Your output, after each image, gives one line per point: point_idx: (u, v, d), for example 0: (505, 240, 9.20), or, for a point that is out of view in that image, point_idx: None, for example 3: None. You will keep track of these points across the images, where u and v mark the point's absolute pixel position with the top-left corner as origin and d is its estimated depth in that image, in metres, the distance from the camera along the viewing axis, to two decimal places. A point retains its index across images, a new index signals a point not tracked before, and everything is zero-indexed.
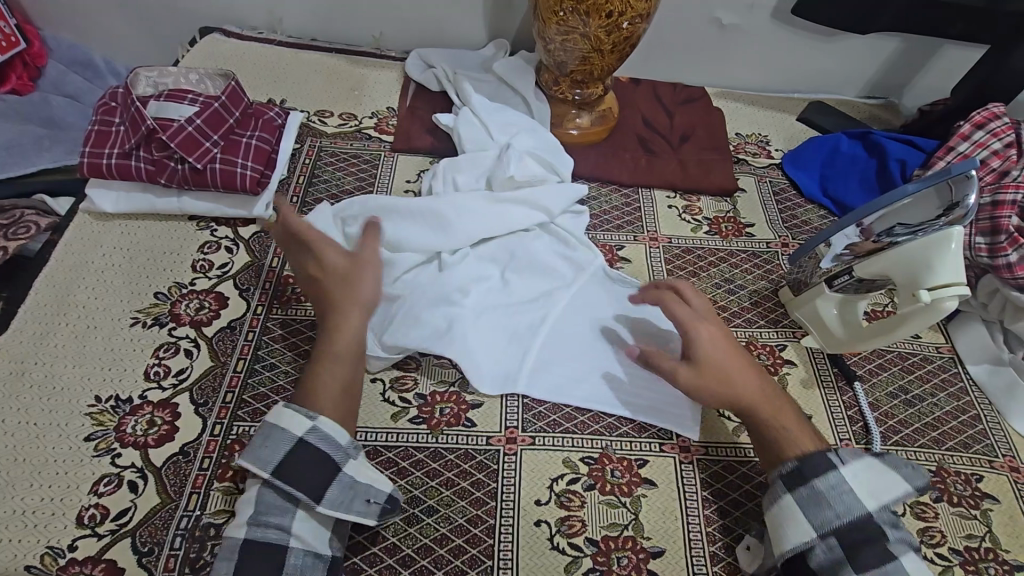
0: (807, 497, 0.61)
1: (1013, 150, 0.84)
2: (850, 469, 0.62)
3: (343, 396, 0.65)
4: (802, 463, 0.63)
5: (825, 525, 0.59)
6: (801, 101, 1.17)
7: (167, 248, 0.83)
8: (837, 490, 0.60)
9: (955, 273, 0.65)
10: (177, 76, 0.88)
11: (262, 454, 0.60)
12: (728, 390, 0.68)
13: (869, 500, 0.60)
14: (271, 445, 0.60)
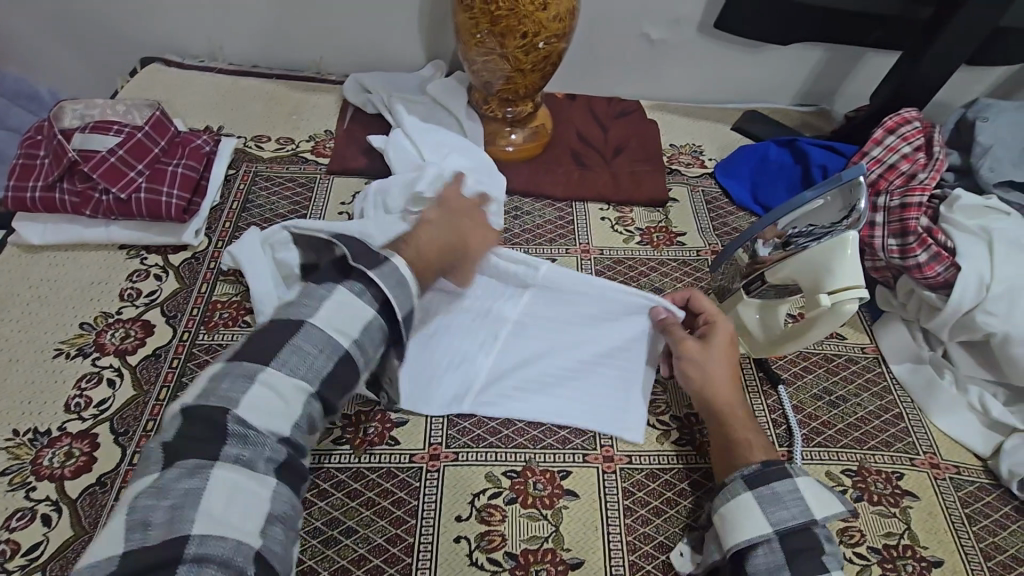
0: (766, 496, 0.61)
1: (921, 153, 0.90)
2: (805, 478, 0.62)
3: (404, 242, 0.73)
4: (765, 469, 0.62)
5: (779, 525, 0.59)
6: (734, 110, 1.19)
7: (96, 278, 0.83)
8: (793, 493, 0.61)
9: (854, 276, 0.68)
10: (103, 108, 0.90)
11: (395, 296, 0.62)
12: (722, 380, 0.70)
13: (816, 509, 0.60)
14: (400, 292, 0.63)
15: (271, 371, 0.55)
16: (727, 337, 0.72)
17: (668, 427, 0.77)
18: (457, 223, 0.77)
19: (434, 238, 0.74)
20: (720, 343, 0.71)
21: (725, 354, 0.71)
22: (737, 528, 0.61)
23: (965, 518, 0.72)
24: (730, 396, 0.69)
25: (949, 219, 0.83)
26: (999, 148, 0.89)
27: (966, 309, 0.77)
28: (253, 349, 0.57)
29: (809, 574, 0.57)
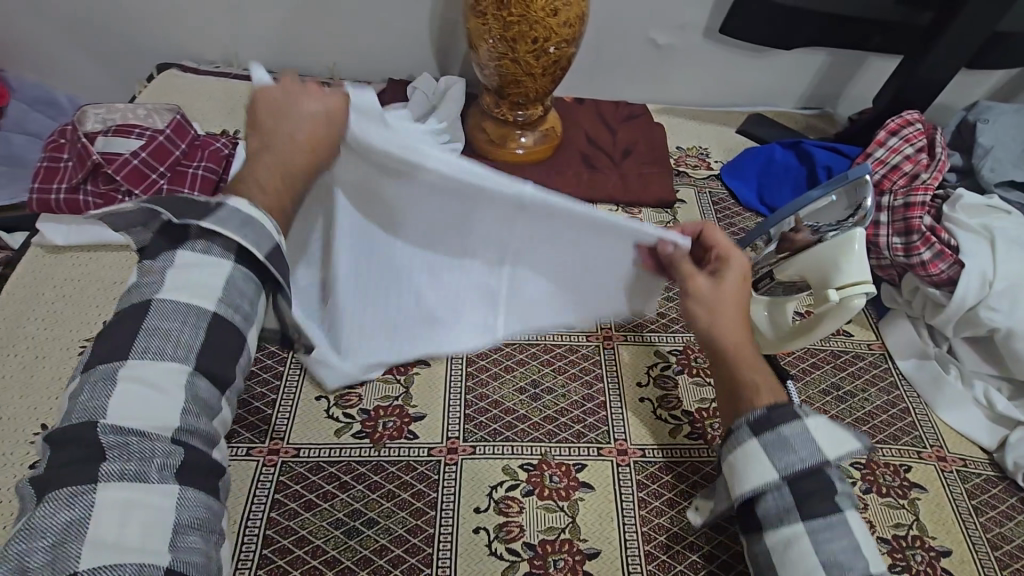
0: (772, 441, 0.54)
1: (923, 154, 0.92)
2: (817, 419, 0.55)
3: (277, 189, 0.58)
4: (771, 412, 0.56)
5: (786, 470, 0.53)
6: (739, 113, 1.22)
7: (119, 278, 0.85)
8: (803, 436, 0.54)
9: (861, 272, 0.69)
10: (125, 112, 0.92)
11: (245, 236, 0.51)
12: (728, 324, 0.64)
13: (828, 449, 0.53)
14: (254, 228, 0.51)
15: (132, 363, 0.45)
16: (742, 274, 0.66)
17: (680, 421, 0.78)
18: (268, 129, 0.59)
19: (262, 159, 0.58)
20: (733, 285, 0.65)
21: (736, 299, 0.65)
22: (745, 475, 0.55)
23: (972, 509, 0.74)
24: (742, 339, 0.63)
25: (952, 218, 0.85)
26: (999, 148, 0.91)
27: (970, 304, 0.79)
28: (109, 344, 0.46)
29: (821, 516, 0.51)
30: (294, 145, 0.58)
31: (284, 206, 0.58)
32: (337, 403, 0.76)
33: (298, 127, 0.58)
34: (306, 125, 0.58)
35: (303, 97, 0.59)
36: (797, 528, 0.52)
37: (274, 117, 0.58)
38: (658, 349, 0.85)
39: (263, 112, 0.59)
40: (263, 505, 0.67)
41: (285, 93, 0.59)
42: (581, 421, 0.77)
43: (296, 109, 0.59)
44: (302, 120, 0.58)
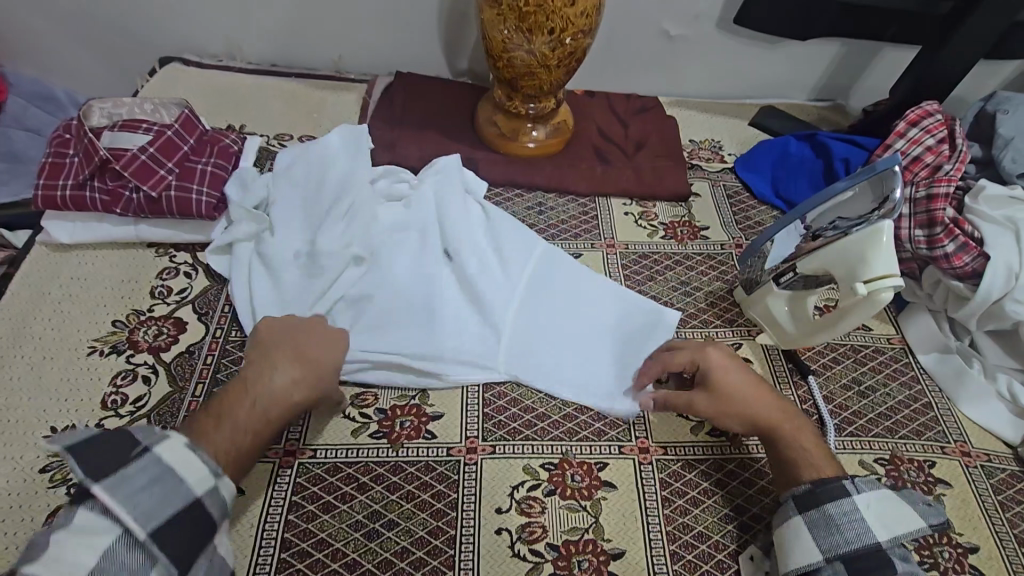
0: (819, 520, 0.60)
1: (944, 145, 0.91)
2: (864, 497, 0.60)
3: (294, 366, 0.65)
4: (816, 489, 0.62)
5: (833, 549, 0.58)
6: (750, 105, 1.21)
7: (126, 276, 0.83)
8: (847, 516, 0.59)
9: (888, 265, 0.69)
10: (132, 107, 0.90)
11: (143, 506, 0.52)
12: (741, 418, 0.68)
13: (881, 532, 0.59)
14: (162, 491, 0.53)
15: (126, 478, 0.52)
16: (740, 373, 0.70)
17: (702, 418, 0.77)
18: (247, 389, 0.63)
19: (233, 408, 0.61)
20: (737, 379, 0.69)
21: (751, 388, 0.69)
22: (794, 550, 0.60)
23: (998, 505, 0.73)
24: (776, 421, 0.68)
25: (975, 210, 0.84)
26: (1020, 139, 0.90)
27: (995, 298, 0.78)
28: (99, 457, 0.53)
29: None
30: (271, 404, 0.63)
31: (258, 438, 0.62)
32: (353, 402, 0.75)
33: (276, 383, 0.64)
34: (274, 386, 0.63)
35: (297, 354, 0.66)
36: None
37: (271, 352, 0.66)
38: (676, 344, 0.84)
39: (244, 373, 0.65)
40: (280, 508, 0.66)
41: (279, 341, 0.67)
42: (602, 419, 0.76)
43: (301, 354, 0.67)
44: (261, 434, 0.62)
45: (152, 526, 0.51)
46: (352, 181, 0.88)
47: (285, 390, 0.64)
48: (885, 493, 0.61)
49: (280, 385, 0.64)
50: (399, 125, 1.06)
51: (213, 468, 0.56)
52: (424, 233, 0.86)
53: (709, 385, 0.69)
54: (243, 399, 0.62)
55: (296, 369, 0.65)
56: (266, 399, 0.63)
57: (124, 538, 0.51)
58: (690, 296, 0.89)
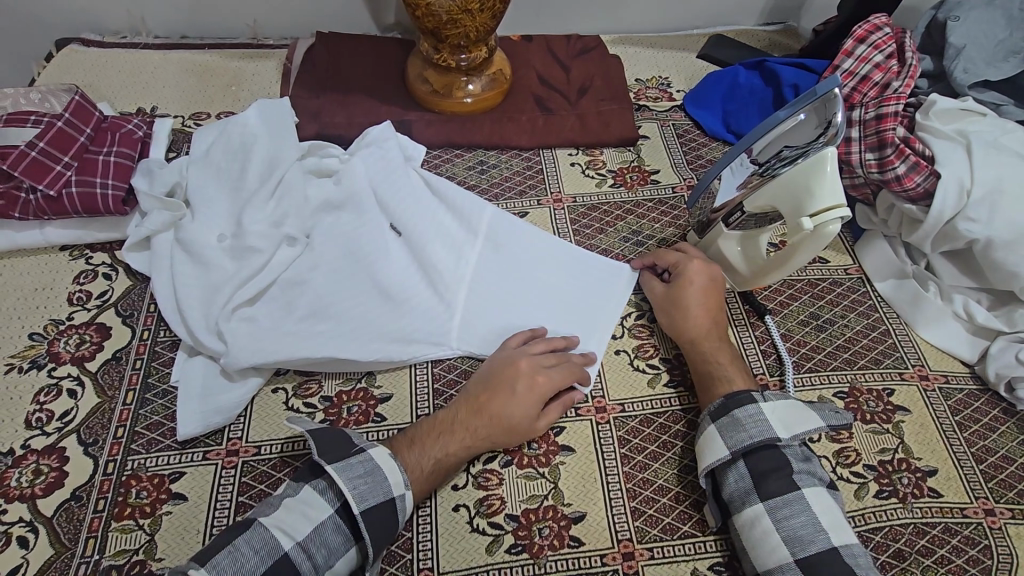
0: (727, 423, 0.63)
1: (893, 60, 0.87)
2: (770, 404, 0.64)
3: (473, 417, 0.65)
4: (726, 400, 0.65)
5: (737, 446, 0.62)
6: (698, 36, 1.14)
7: (39, 284, 0.77)
8: (754, 417, 0.63)
9: (835, 195, 0.65)
10: (16, 98, 0.83)
11: (358, 489, 0.58)
12: (675, 325, 0.74)
13: (780, 428, 0.62)
14: (371, 484, 0.58)
15: (330, 468, 0.58)
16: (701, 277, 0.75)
17: (658, 369, 0.75)
18: (485, 411, 0.65)
19: (446, 433, 0.64)
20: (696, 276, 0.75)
21: (697, 295, 0.74)
22: (702, 456, 0.64)
23: (956, 425, 0.73)
24: (703, 329, 0.72)
25: (926, 126, 0.81)
26: (971, 47, 0.86)
27: (948, 218, 0.76)
28: (329, 451, 0.59)
29: (780, 494, 0.58)
30: (512, 428, 0.65)
31: (440, 468, 0.63)
32: (295, 393, 0.71)
33: (518, 407, 0.65)
34: (526, 411, 0.66)
35: (527, 382, 0.67)
36: (758, 509, 0.59)
37: (492, 384, 0.67)
38: (630, 298, 0.81)
39: (480, 387, 0.67)
40: (226, 511, 0.63)
41: (530, 371, 0.67)
42: None
43: (513, 397, 0.66)
44: (495, 437, 0.65)
45: (363, 507, 0.57)
46: (278, 157, 0.81)
47: (534, 414, 0.66)
48: (795, 401, 0.65)
49: (525, 407, 0.66)
50: (324, 91, 0.99)
51: (403, 481, 0.60)
52: (362, 208, 0.80)
53: (679, 273, 0.76)
54: (480, 423, 0.65)
55: (529, 392, 0.66)
56: (525, 423, 0.66)
57: (335, 517, 0.57)
58: (642, 245, 0.86)
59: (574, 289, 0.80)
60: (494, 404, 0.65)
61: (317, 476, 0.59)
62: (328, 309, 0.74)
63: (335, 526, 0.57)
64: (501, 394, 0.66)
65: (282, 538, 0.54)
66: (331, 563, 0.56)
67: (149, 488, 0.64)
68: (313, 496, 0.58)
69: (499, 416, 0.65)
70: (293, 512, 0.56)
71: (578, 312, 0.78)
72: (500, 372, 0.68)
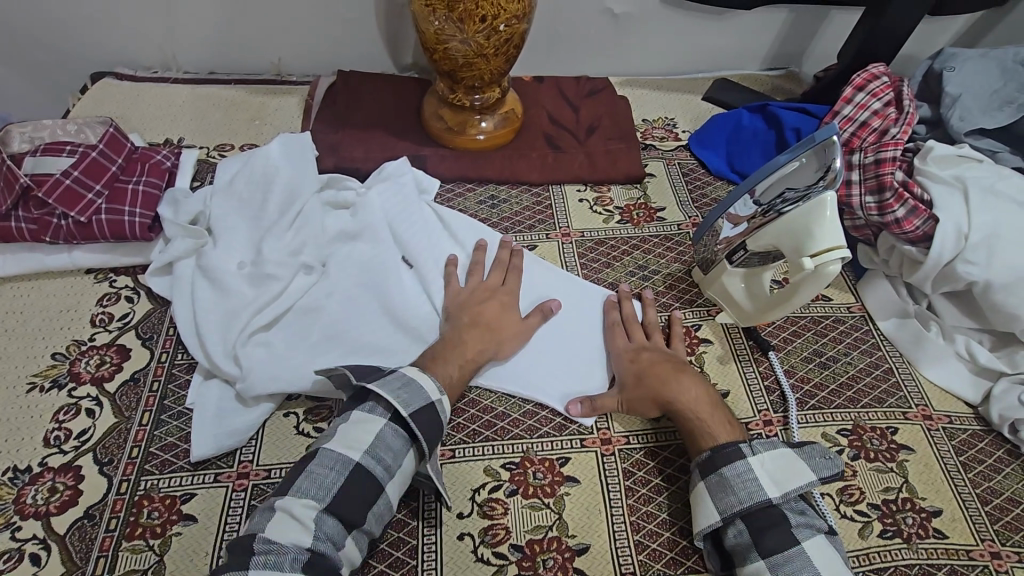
0: (716, 483, 0.63)
1: (891, 108, 0.90)
2: (759, 457, 0.63)
3: (478, 330, 0.75)
4: (715, 454, 0.64)
5: (727, 511, 0.61)
6: (703, 80, 1.19)
7: (64, 305, 0.80)
8: (742, 477, 0.62)
9: (835, 236, 0.68)
10: (54, 129, 0.88)
11: (403, 396, 0.63)
12: (631, 375, 0.73)
13: (771, 488, 0.61)
14: (412, 391, 0.64)
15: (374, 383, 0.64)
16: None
17: None
18: (485, 323, 0.75)
19: (458, 345, 0.73)
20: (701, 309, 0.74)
21: (662, 370, 0.73)
22: (696, 513, 0.64)
23: (959, 466, 0.73)
24: (695, 400, 0.70)
25: (924, 171, 0.83)
26: (967, 96, 0.89)
27: (947, 260, 0.78)
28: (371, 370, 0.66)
29: (779, 551, 0.58)
30: (513, 330, 0.77)
31: (465, 370, 0.72)
32: (306, 418, 0.73)
33: (509, 316, 0.77)
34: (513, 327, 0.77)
35: (507, 298, 0.79)
36: (758, 565, 0.58)
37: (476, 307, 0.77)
38: None
39: (470, 307, 0.77)
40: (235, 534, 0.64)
41: (508, 291, 0.80)
42: (560, 413, 0.75)
43: (503, 310, 0.77)
44: (508, 336, 0.76)
45: (412, 409, 0.63)
46: (297, 190, 0.85)
47: (517, 334, 0.77)
48: (783, 450, 0.64)
49: (515, 314, 0.78)
50: (343, 126, 1.03)
51: (437, 388, 0.66)
52: (376, 239, 0.83)
53: (634, 360, 0.75)
54: (487, 333, 0.75)
55: (512, 296, 0.80)
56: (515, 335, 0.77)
57: (390, 425, 0.62)
58: (648, 279, 0.88)
59: (579, 322, 0.82)
60: (491, 315, 0.76)
61: (363, 400, 0.64)
62: (340, 335, 0.76)
63: (393, 432, 0.62)
64: (485, 308, 0.77)
65: (350, 452, 0.60)
66: (399, 462, 0.62)
67: (160, 509, 0.65)
68: (366, 415, 0.63)
69: (498, 324, 0.76)
70: (353, 428, 0.62)
71: (584, 343, 0.80)
72: (479, 292, 0.79)
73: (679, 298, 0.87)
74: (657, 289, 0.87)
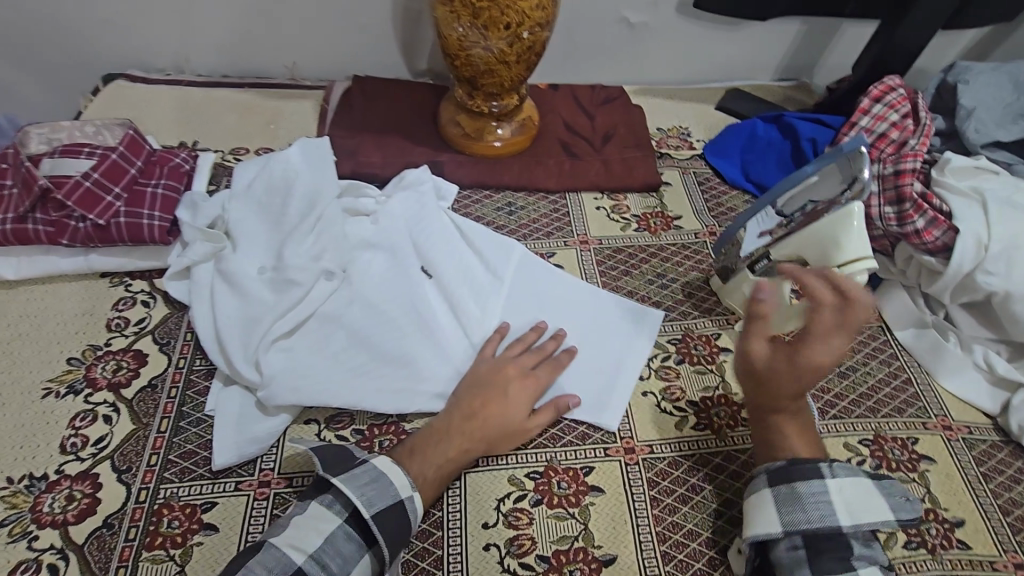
0: (786, 496, 0.60)
1: (908, 120, 0.91)
2: (839, 482, 0.60)
3: (466, 421, 0.68)
4: (791, 466, 0.62)
5: (792, 526, 0.59)
6: (716, 89, 1.19)
7: (79, 310, 0.79)
8: (818, 497, 0.59)
9: (860, 248, 0.68)
10: (71, 130, 0.87)
11: (367, 495, 0.59)
12: None
13: (844, 514, 0.59)
14: (378, 488, 0.60)
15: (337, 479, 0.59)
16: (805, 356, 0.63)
17: (686, 412, 0.76)
18: (478, 416, 0.68)
19: (443, 440, 0.66)
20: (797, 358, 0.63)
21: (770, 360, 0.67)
22: (753, 523, 0.61)
23: (980, 476, 0.73)
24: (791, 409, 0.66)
25: (942, 182, 0.84)
26: (981, 109, 0.90)
27: (967, 271, 0.78)
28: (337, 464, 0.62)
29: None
30: (509, 428, 0.69)
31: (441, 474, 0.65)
32: (327, 425, 0.72)
33: (511, 408, 0.69)
34: (520, 411, 0.70)
35: (518, 383, 0.71)
36: None
37: (484, 389, 0.70)
38: (656, 340, 0.83)
39: (472, 394, 0.70)
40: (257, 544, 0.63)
41: (519, 374, 0.72)
42: (583, 422, 0.75)
43: (505, 400, 0.70)
44: (499, 435, 0.68)
45: (373, 511, 0.58)
46: (318, 194, 0.84)
47: (524, 414, 0.70)
48: (862, 480, 0.61)
49: (519, 407, 0.70)
50: (359, 131, 1.03)
51: (410, 483, 0.62)
52: (398, 246, 0.83)
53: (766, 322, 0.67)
54: (476, 426, 0.68)
55: (523, 385, 0.72)
56: (517, 423, 0.69)
57: (345, 525, 0.58)
58: (667, 288, 0.88)
59: (600, 328, 0.82)
60: (486, 404, 0.69)
61: (324, 492, 0.60)
62: (363, 340, 0.75)
63: (346, 535, 0.58)
64: (483, 396, 0.70)
65: (293, 553, 0.55)
66: (347, 570, 0.56)
67: (181, 518, 0.64)
68: (322, 511, 0.58)
69: (496, 417, 0.69)
70: (304, 528, 0.57)
71: (607, 352, 0.80)
72: (483, 376, 0.72)
73: (698, 307, 0.87)
74: (676, 298, 0.87)
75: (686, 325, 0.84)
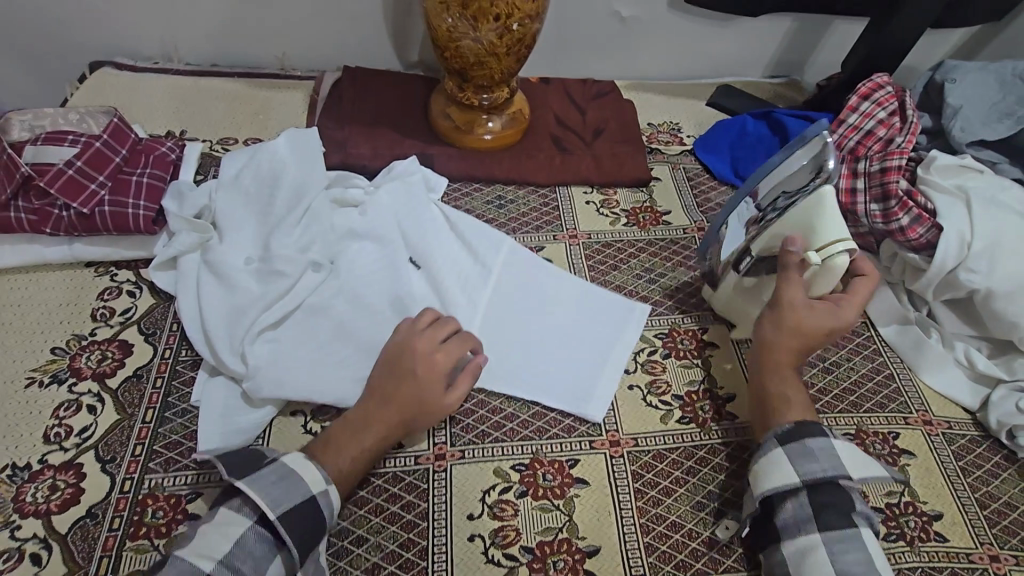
0: (798, 451, 0.62)
1: (896, 118, 0.91)
2: (842, 443, 0.64)
3: (383, 407, 0.67)
4: (799, 427, 0.64)
5: (807, 476, 0.61)
6: (707, 85, 1.20)
7: (64, 299, 0.78)
8: (826, 452, 0.62)
9: (838, 231, 0.70)
10: (55, 118, 0.86)
11: (273, 495, 0.58)
12: None
13: (851, 470, 0.62)
14: (285, 487, 0.58)
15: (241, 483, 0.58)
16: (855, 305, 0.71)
17: (671, 406, 0.77)
18: (392, 401, 0.68)
19: (357, 430, 0.66)
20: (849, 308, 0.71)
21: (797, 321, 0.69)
22: (766, 478, 0.62)
23: (959, 470, 0.75)
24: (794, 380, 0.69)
25: (927, 180, 0.85)
26: (968, 108, 0.91)
27: (950, 268, 0.79)
28: (239, 467, 0.60)
29: (839, 528, 0.58)
30: (423, 407, 0.68)
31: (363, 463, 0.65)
32: (314, 417, 0.72)
33: (422, 386, 0.68)
34: (434, 387, 0.69)
35: (427, 360, 0.70)
36: (814, 538, 0.58)
37: (394, 371, 0.69)
38: (643, 333, 0.83)
39: (386, 379, 0.69)
40: None
41: (427, 349, 0.70)
42: (569, 415, 0.75)
43: (414, 378, 0.68)
44: (412, 415, 0.68)
45: (280, 510, 0.57)
46: (306, 185, 0.83)
47: (439, 392, 0.69)
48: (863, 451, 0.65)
49: (431, 383, 0.69)
50: (349, 122, 1.02)
51: (322, 478, 0.60)
52: (386, 239, 0.83)
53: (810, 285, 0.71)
54: (389, 410, 0.67)
55: (434, 361, 0.70)
56: (433, 397, 0.69)
57: (255, 527, 0.57)
58: (654, 283, 0.89)
59: (588, 322, 0.83)
60: (397, 386, 0.68)
61: (232, 497, 0.59)
62: (350, 332, 0.75)
63: (258, 536, 0.57)
64: (393, 378, 0.69)
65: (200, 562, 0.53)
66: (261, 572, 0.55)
67: (165, 508, 0.64)
68: (230, 516, 0.57)
69: (406, 397, 0.68)
70: (211, 535, 0.55)
71: (594, 345, 0.81)
72: (394, 360, 0.70)
73: (685, 303, 0.87)
74: (663, 293, 0.88)
75: (673, 320, 0.85)
